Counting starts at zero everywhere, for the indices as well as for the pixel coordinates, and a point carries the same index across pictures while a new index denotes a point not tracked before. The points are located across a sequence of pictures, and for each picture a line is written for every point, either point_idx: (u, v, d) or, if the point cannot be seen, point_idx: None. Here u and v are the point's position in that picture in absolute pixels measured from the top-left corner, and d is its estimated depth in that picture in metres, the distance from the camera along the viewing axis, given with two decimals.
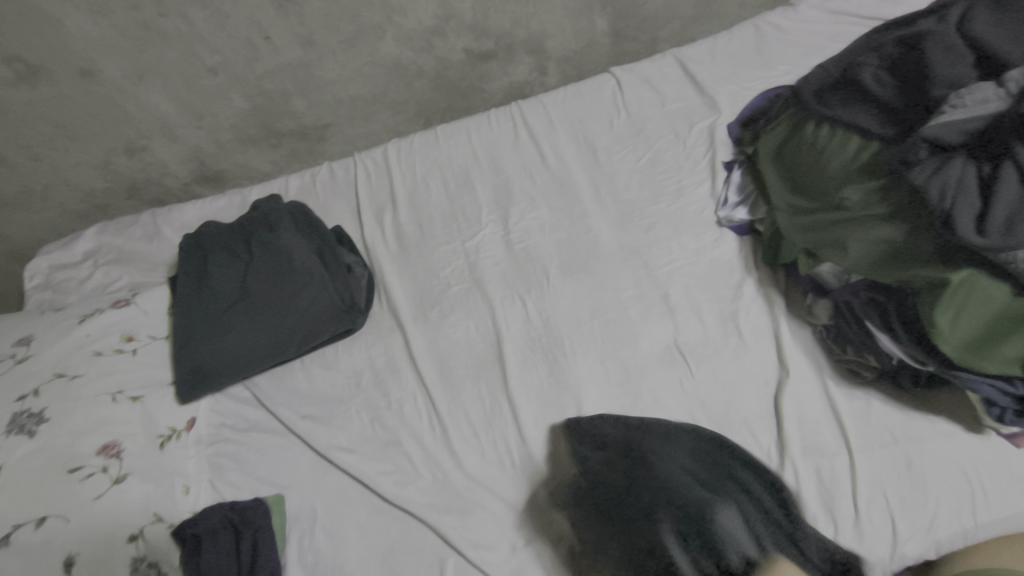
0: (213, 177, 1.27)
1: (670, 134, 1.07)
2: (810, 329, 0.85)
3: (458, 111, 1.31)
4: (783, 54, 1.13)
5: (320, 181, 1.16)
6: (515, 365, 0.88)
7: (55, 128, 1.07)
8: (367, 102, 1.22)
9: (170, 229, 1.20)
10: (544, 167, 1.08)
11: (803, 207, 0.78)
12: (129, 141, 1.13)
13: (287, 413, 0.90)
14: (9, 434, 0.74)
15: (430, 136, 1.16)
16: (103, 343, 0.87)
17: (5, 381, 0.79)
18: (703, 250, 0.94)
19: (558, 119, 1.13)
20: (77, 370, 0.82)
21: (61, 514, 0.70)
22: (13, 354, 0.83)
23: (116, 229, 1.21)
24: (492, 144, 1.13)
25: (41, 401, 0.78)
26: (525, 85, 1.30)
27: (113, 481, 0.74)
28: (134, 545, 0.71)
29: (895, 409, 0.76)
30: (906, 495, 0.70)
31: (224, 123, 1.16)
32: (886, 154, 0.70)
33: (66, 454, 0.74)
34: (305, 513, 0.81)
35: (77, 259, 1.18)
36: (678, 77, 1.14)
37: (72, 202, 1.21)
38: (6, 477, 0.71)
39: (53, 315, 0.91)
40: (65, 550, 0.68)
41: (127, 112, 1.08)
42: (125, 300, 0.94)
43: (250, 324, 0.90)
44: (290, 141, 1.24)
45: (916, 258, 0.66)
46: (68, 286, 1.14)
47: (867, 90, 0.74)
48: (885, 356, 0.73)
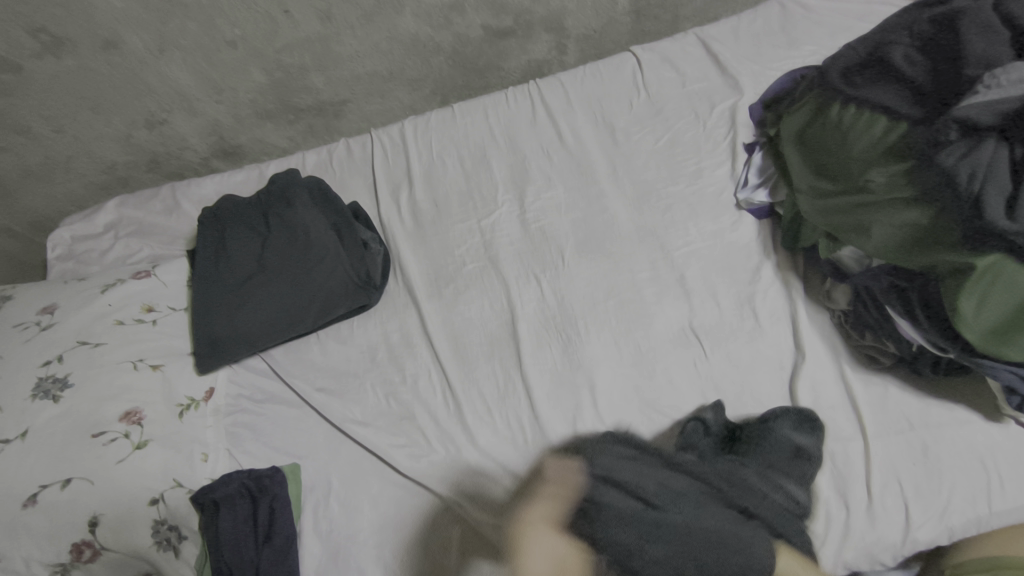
0: (231, 151, 1.28)
1: (690, 115, 1.05)
2: (828, 314, 0.84)
3: (475, 89, 1.30)
4: (809, 34, 1.11)
5: (337, 157, 1.16)
6: (529, 343, 0.88)
7: (77, 99, 1.08)
8: (385, 78, 1.21)
9: (189, 202, 1.21)
10: (561, 146, 1.07)
11: (826, 189, 0.77)
12: (149, 114, 1.14)
13: (303, 385, 0.91)
14: (35, 398, 0.76)
15: (447, 113, 1.15)
16: (125, 313, 0.89)
17: (31, 346, 0.82)
18: (721, 233, 0.93)
19: (577, 98, 1.12)
20: (100, 338, 0.84)
21: (86, 477, 0.72)
22: (38, 321, 0.86)
23: (136, 202, 1.23)
24: (510, 122, 1.12)
25: (66, 367, 0.80)
26: (544, 64, 1.28)
27: (135, 447, 0.76)
28: (155, 508, 0.74)
29: (913, 396, 0.76)
30: (921, 482, 0.70)
31: (243, 98, 1.16)
32: (914, 135, 0.68)
33: (90, 419, 0.76)
34: (320, 483, 0.83)
35: (98, 230, 1.20)
36: (700, 56, 1.12)
37: (94, 174, 1.22)
38: (33, 439, 0.73)
39: (77, 284, 0.93)
40: (90, 511, 0.71)
41: (148, 85, 1.09)
42: (146, 271, 0.95)
43: (268, 297, 0.91)
44: (307, 116, 1.25)
45: (942, 243, 0.65)
46: (89, 257, 1.16)
47: (896, 69, 0.72)
48: (904, 342, 0.73)
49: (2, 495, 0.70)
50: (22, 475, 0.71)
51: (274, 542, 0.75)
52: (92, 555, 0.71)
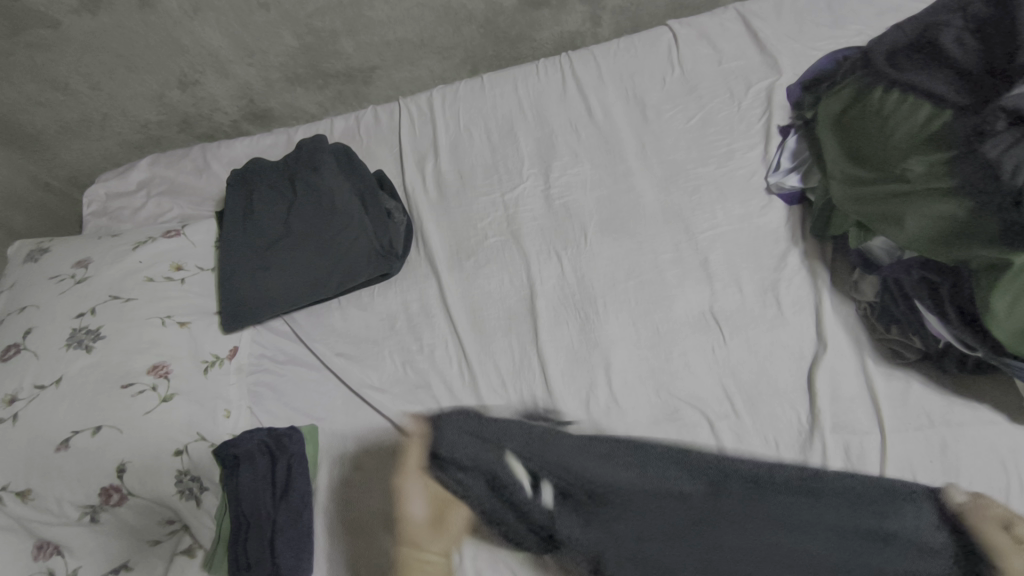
0: (261, 115, 1.29)
1: (725, 94, 1.02)
2: (854, 305, 0.82)
3: (506, 60, 1.28)
4: (856, 13, 1.06)
5: (365, 125, 1.16)
6: (547, 320, 0.88)
7: (113, 58, 1.09)
8: (415, 46, 1.20)
9: (218, 164, 1.22)
10: (590, 122, 1.05)
11: (860, 176, 0.75)
12: (182, 75, 1.15)
13: (324, 349, 0.93)
14: (69, 347, 0.80)
15: (476, 84, 1.14)
16: (155, 270, 0.91)
17: (67, 298, 0.85)
18: (749, 217, 0.91)
19: (608, 72, 1.09)
20: (131, 294, 0.87)
21: (116, 425, 0.75)
22: (73, 275, 0.89)
23: (168, 161, 1.25)
24: (539, 95, 1.10)
25: (98, 319, 0.83)
26: (577, 36, 1.25)
27: (161, 399, 0.79)
28: (179, 459, 0.76)
29: (936, 393, 0.74)
30: (937, 480, 0.69)
31: (273, 61, 1.17)
32: (957, 124, 0.65)
33: (120, 370, 0.79)
34: (336, 445, 0.85)
35: (131, 187, 1.23)
36: (739, 33, 1.08)
37: (129, 132, 1.25)
38: (67, 386, 0.77)
39: (110, 240, 0.96)
40: (118, 458, 0.74)
41: (182, 45, 1.10)
42: (176, 230, 0.98)
43: (292, 261, 0.92)
44: (336, 82, 1.24)
45: (978, 238, 0.62)
46: (122, 214, 1.19)
47: (945, 53, 0.68)
48: (931, 338, 0.71)
49: (36, 437, 0.73)
50: (55, 419, 0.74)
51: (291, 501, 0.77)
52: (120, 499, 0.74)
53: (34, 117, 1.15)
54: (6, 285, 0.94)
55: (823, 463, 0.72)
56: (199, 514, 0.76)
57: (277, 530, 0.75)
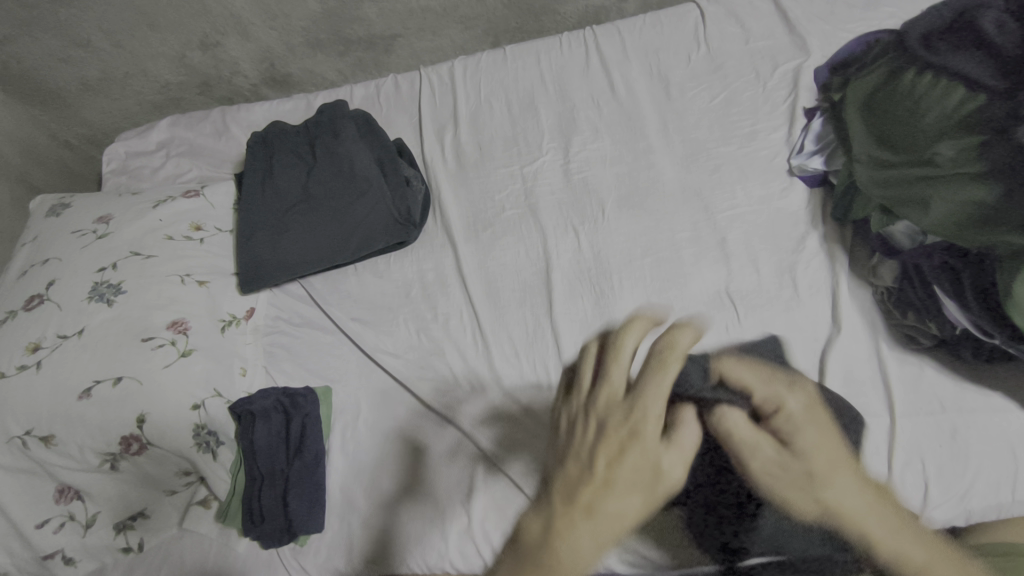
0: (281, 80, 1.29)
1: (751, 74, 1.01)
2: (872, 290, 0.82)
3: (529, 33, 1.27)
4: None
5: (385, 93, 1.16)
6: (562, 297, 0.84)
7: (136, 15, 1.10)
8: (437, 15, 1.19)
9: (238, 127, 1.23)
10: (612, 97, 1.04)
11: (888, 159, 0.74)
12: (204, 36, 1.16)
13: (340, 314, 0.94)
14: (91, 300, 0.82)
15: (499, 56, 1.14)
16: (175, 229, 0.93)
17: (90, 252, 0.87)
18: (769, 199, 0.91)
19: (633, 48, 1.09)
20: (151, 251, 0.88)
21: (136, 377, 0.76)
22: (95, 230, 0.91)
23: (188, 123, 1.25)
24: (562, 69, 1.10)
25: (119, 274, 0.84)
26: (601, 11, 1.24)
27: (181, 354, 0.80)
28: (197, 414, 0.78)
29: (949, 379, 0.74)
30: (945, 463, 0.65)
31: (296, 25, 1.16)
32: (992, 107, 0.62)
33: (141, 324, 0.80)
34: (350, 409, 0.87)
35: (150, 147, 1.23)
36: (768, 12, 1.06)
37: (149, 92, 1.26)
38: (90, 336, 0.78)
39: (131, 197, 0.98)
40: (138, 409, 0.75)
41: (205, 5, 1.10)
42: (196, 191, 0.99)
43: (310, 225, 0.93)
44: (358, 49, 1.24)
45: (1004, 223, 0.61)
46: (142, 173, 1.19)
47: (984, 35, 0.65)
48: (948, 324, 0.72)
49: (58, 386, 0.74)
50: (77, 368, 0.76)
51: (304, 457, 0.80)
52: (139, 449, 0.75)
53: (56, 74, 1.17)
54: (28, 238, 0.95)
55: None
56: (214, 467, 0.79)
57: (290, 485, 0.79)
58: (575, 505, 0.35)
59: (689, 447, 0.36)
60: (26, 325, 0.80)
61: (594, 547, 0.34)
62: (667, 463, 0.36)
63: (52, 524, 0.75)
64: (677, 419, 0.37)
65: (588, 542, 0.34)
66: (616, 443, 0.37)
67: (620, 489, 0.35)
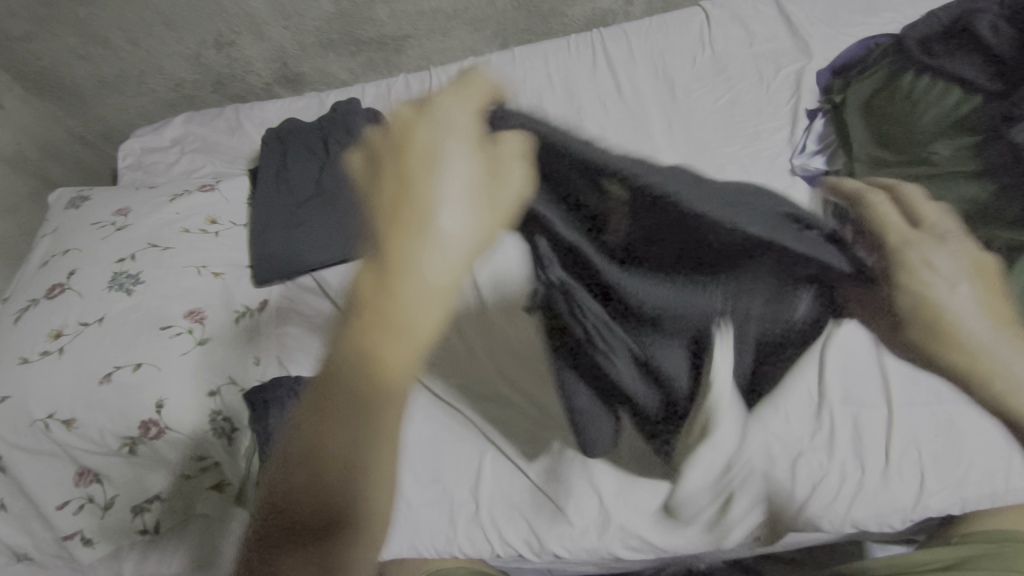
0: (293, 79, 1.32)
1: (755, 76, 1.03)
2: None
3: (537, 35, 1.29)
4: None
5: (396, 93, 1.19)
6: None
7: (153, 14, 1.13)
8: (448, 17, 1.21)
9: (251, 125, 1.25)
10: (618, 97, 1.07)
11: (887, 159, 0.74)
12: (219, 35, 1.18)
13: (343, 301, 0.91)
14: (111, 289, 0.84)
15: (508, 57, 1.17)
16: (191, 222, 0.95)
17: (109, 244, 0.90)
18: (770, 196, 0.87)
19: (639, 51, 1.11)
20: (168, 243, 0.91)
21: (155, 363, 0.79)
22: (114, 223, 0.93)
23: (202, 120, 1.28)
24: (569, 70, 1.12)
25: (138, 264, 0.87)
26: (608, 14, 1.26)
27: (197, 342, 0.83)
28: (213, 400, 0.80)
29: None
30: (940, 452, 0.70)
31: (309, 25, 1.19)
32: (987, 109, 0.68)
33: (159, 312, 0.83)
34: None
35: (166, 144, 1.26)
36: (772, 15, 1.09)
37: (164, 90, 1.29)
38: (110, 324, 0.81)
39: (148, 191, 1.00)
40: (157, 395, 0.77)
41: (222, 4, 1.13)
42: (211, 185, 1.02)
43: (322, 220, 0.95)
44: (369, 49, 1.26)
45: (999, 219, 0.63)
46: (156, 169, 1.22)
47: (980, 40, 0.70)
48: None
49: (80, 371, 0.77)
50: (98, 355, 0.78)
51: None
52: (158, 433, 0.77)
53: (74, 71, 1.20)
54: (48, 230, 0.98)
55: (830, 435, 0.72)
56: (227, 452, 0.80)
57: None
58: (393, 203, 0.35)
59: (519, 171, 0.39)
60: (48, 313, 0.82)
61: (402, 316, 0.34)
62: (463, 159, 0.35)
63: (72, 506, 0.77)
64: (496, 139, 0.39)
65: (459, 252, 0.35)
66: (418, 133, 0.36)
67: (415, 187, 0.35)
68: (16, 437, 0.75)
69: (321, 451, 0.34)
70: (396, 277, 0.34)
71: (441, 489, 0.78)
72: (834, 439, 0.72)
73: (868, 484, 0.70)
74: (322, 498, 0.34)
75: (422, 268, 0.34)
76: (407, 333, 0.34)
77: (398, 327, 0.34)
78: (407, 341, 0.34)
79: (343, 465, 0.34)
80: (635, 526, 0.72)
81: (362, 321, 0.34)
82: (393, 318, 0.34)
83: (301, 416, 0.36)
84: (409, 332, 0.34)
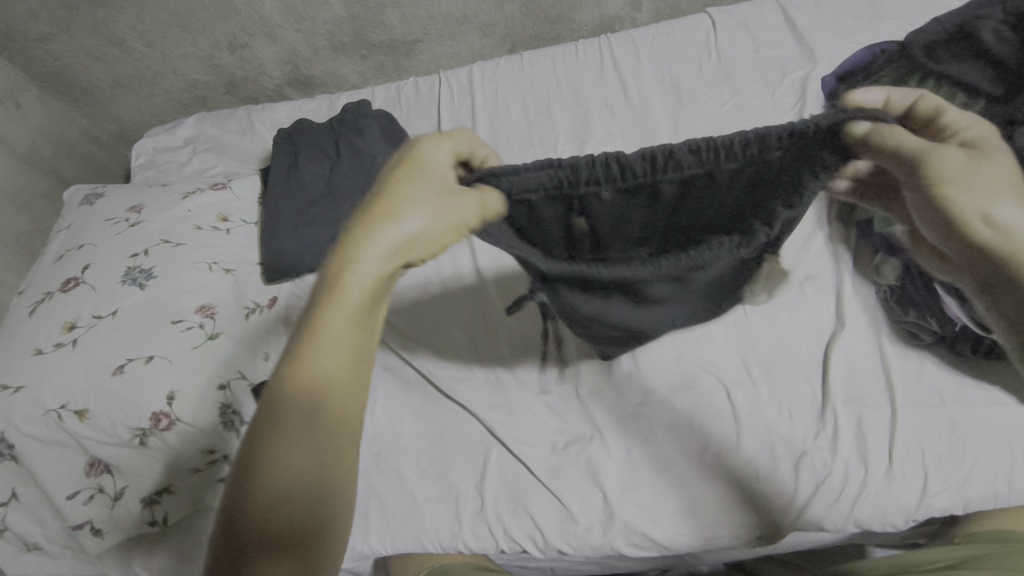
0: (304, 81, 1.34)
1: (760, 82, 1.05)
2: (875, 289, 0.81)
3: (545, 40, 1.31)
4: (896, 8, 1.07)
5: (405, 96, 1.21)
6: None
7: (169, 17, 1.14)
8: (457, 21, 1.23)
9: (262, 125, 1.27)
10: (625, 101, 1.08)
11: None
12: (232, 37, 1.20)
13: None
14: (124, 283, 0.85)
15: (516, 61, 1.19)
16: (203, 220, 0.97)
17: (122, 239, 0.91)
18: None
19: (646, 56, 1.12)
20: (181, 239, 0.92)
21: (167, 356, 0.80)
22: (128, 219, 0.95)
23: (214, 120, 1.30)
24: (576, 74, 1.14)
25: (151, 259, 0.88)
26: (616, 20, 1.28)
27: (209, 336, 0.84)
28: (223, 393, 0.82)
29: (949, 373, 0.75)
30: (943, 453, 0.70)
31: (321, 28, 1.20)
32: (991, 113, 0.68)
33: (171, 307, 0.84)
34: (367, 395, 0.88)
35: (178, 143, 1.28)
36: (777, 23, 1.10)
37: (177, 91, 1.31)
38: (123, 317, 0.82)
39: (161, 188, 1.02)
40: (168, 387, 0.78)
41: (236, 7, 1.14)
42: (223, 184, 1.03)
43: (334, 218, 0.97)
44: (379, 53, 1.28)
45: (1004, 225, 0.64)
46: (169, 167, 1.23)
47: (984, 46, 0.71)
48: (947, 321, 0.70)
49: (93, 363, 0.78)
50: (111, 347, 0.79)
51: None
52: (168, 425, 0.77)
53: (91, 71, 1.22)
54: (63, 225, 0.99)
55: (834, 435, 0.72)
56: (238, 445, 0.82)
57: None
58: (348, 253, 0.46)
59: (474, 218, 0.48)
60: (63, 306, 0.84)
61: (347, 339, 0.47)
62: (414, 211, 0.47)
63: (83, 496, 0.78)
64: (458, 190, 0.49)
65: (368, 277, 0.46)
66: (391, 185, 0.49)
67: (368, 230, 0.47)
68: (29, 427, 0.76)
69: (281, 454, 0.45)
70: (332, 295, 0.46)
71: (446, 485, 0.79)
72: (838, 437, 0.72)
73: (872, 484, 0.69)
74: (299, 479, 0.45)
75: (361, 286, 0.47)
76: (326, 333, 0.46)
77: (325, 331, 0.46)
78: (355, 332, 0.47)
79: (311, 462, 0.46)
80: (639, 523, 0.72)
81: (309, 332, 0.46)
82: (319, 314, 0.46)
83: (260, 430, 0.45)
84: (328, 334, 0.46)
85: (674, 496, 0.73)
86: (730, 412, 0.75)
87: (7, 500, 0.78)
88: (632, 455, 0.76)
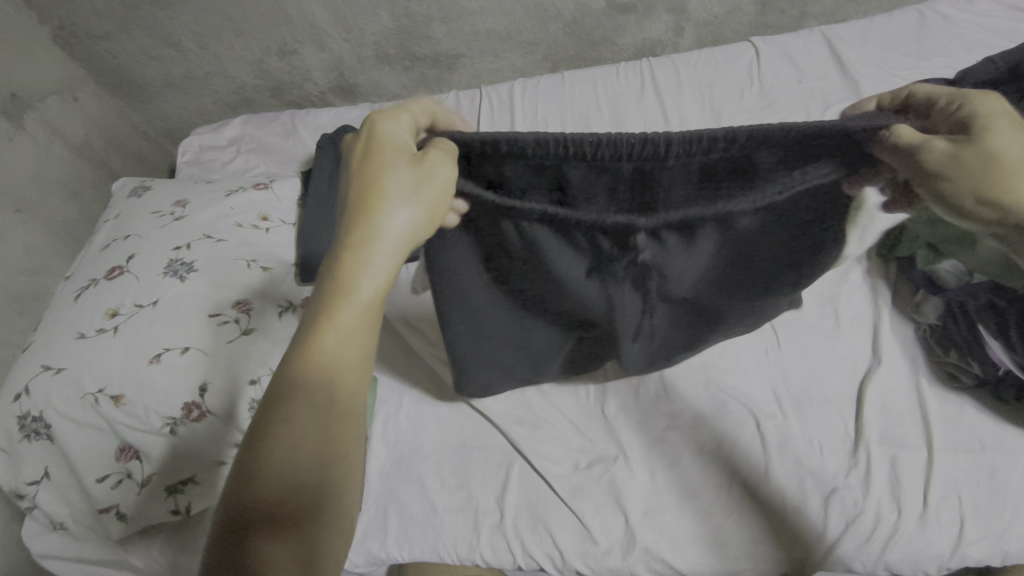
0: (347, 89, 1.37)
1: (802, 113, 1.04)
2: (914, 327, 0.80)
3: (585, 61, 1.33)
4: (945, 45, 1.06)
5: (446, 107, 1.23)
6: None
7: (224, 21, 1.18)
8: (501, 39, 1.25)
9: (305, 129, 1.30)
10: (663, 125, 1.09)
11: None
12: (283, 43, 1.23)
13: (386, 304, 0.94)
14: (166, 275, 0.88)
15: (557, 80, 1.20)
16: (244, 218, 0.99)
17: (167, 232, 0.94)
18: None
19: (687, 81, 1.13)
20: (222, 236, 0.95)
21: (201, 348, 0.82)
22: (172, 213, 0.98)
23: (259, 122, 1.33)
24: (617, 96, 1.15)
25: (192, 253, 0.91)
26: (658, 44, 1.29)
27: (243, 331, 0.85)
28: (254, 388, 0.83)
29: (990, 419, 0.73)
30: (982, 500, 0.68)
31: (368, 39, 1.23)
32: None
33: (209, 301, 0.86)
34: (393, 399, 0.89)
35: (223, 143, 1.32)
36: (822, 54, 1.10)
37: (225, 92, 1.36)
38: (162, 307, 0.84)
39: (206, 185, 1.05)
40: (201, 377, 0.80)
41: (289, 16, 1.17)
42: (264, 185, 1.06)
43: None
44: (423, 65, 1.31)
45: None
46: (213, 165, 1.27)
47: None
48: (989, 365, 0.69)
49: (133, 350, 0.80)
50: (150, 336, 0.81)
51: None
52: (199, 416, 0.79)
53: (145, 70, 1.27)
54: (111, 215, 1.03)
55: (867, 473, 0.70)
56: None
57: None
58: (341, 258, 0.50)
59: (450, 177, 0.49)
60: (107, 293, 0.86)
61: (346, 330, 0.50)
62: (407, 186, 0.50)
63: (111, 480, 0.79)
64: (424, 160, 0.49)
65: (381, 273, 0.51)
66: (367, 173, 0.52)
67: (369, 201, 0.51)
68: (67, 409, 0.78)
69: (288, 441, 0.46)
70: (342, 295, 0.50)
71: (466, 496, 0.79)
72: (870, 477, 0.70)
73: (905, 528, 0.67)
74: (307, 469, 0.47)
75: (361, 279, 0.50)
76: (336, 324, 0.49)
77: (336, 323, 0.49)
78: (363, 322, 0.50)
79: (317, 441, 0.47)
80: (659, 548, 0.71)
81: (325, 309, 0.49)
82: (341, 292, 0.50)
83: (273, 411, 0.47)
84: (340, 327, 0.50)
85: (697, 525, 0.72)
86: (759, 443, 0.74)
87: (39, 480, 0.80)
88: (656, 480, 0.75)
